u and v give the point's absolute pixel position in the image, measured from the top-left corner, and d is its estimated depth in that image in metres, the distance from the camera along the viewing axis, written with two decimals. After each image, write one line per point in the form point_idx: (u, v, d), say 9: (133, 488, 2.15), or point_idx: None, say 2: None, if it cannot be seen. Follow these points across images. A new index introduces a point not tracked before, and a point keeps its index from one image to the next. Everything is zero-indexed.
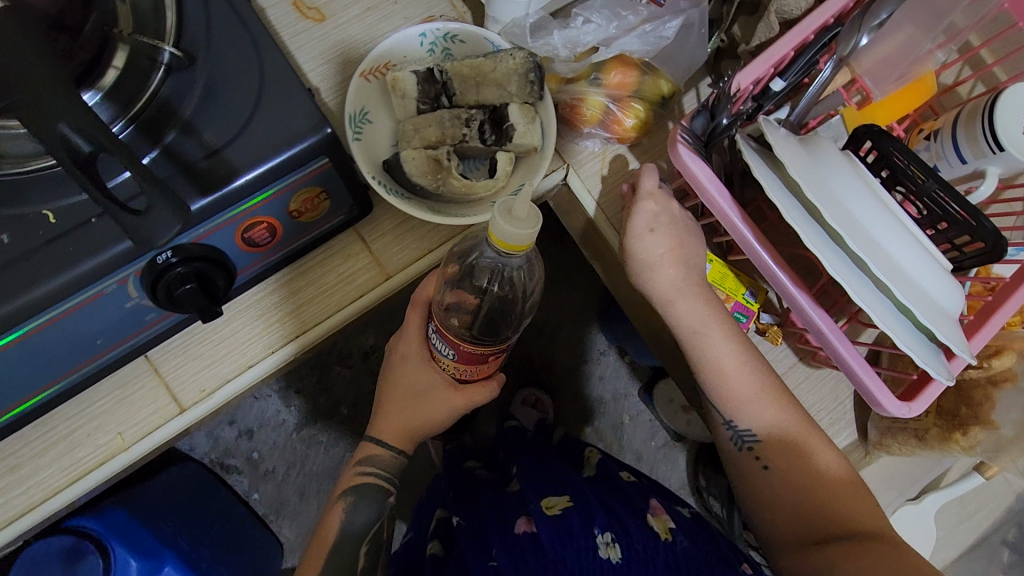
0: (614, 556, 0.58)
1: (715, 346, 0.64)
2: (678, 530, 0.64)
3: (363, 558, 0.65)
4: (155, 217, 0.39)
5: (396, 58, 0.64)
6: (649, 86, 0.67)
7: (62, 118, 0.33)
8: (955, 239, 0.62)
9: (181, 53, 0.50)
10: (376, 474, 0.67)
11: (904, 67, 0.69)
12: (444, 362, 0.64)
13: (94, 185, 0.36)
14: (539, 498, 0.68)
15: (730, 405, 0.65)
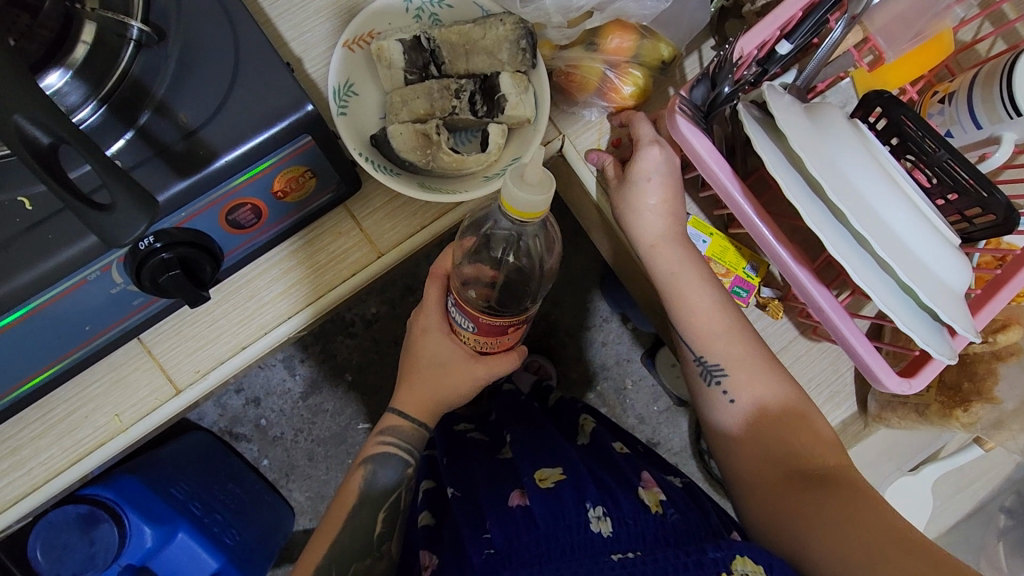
0: (605, 530, 0.56)
1: (695, 292, 0.62)
2: (668, 503, 0.62)
3: (381, 522, 0.63)
4: (120, 213, 0.37)
5: (380, 25, 0.61)
6: (648, 51, 0.64)
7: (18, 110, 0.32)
8: (965, 210, 0.59)
9: (150, 28, 0.47)
10: (397, 444, 0.65)
11: (919, 26, 0.66)
12: (468, 339, 0.61)
13: (55, 180, 0.34)
14: (533, 470, 0.66)
15: (708, 348, 0.63)
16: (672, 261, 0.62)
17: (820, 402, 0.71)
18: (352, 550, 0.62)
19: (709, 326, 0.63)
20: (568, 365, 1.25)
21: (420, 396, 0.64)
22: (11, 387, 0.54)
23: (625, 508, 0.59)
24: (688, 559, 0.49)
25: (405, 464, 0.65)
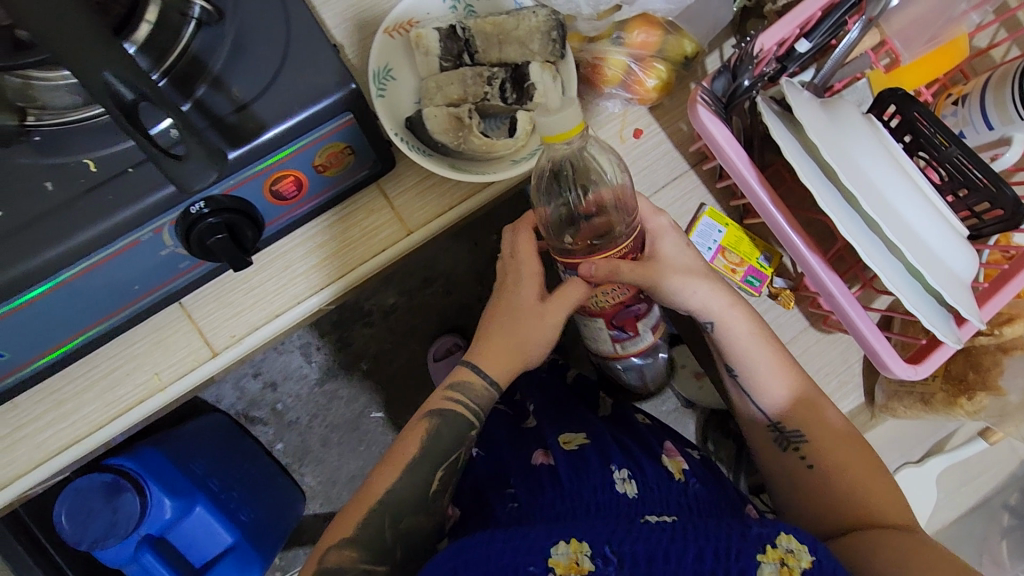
0: (631, 491, 0.63)
1: (750, 359, 0.65)
2: (690, 472, 0.68)
3: (437, 481, 0.64)
4: (190, 163, 0.43)
5: (419, 14, 0.64)
6: (672, 46, 0.67)
7: (106, 67, 0.35)
8: (974, 206, 0.62)
9: (211, 7, 0.51)
10: (460, 401, 0.65)
11: (933, 29, 0.69)
12: (604, 314, 0.62)
13: (141, 133, 0.39)
14: (557, 434, 0.74)
15: (771, 406, 0.65)
16: (729, 325, 0.64)
17: (829, 391, 0.74)
18: (408, 502, 0.62)
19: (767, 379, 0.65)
20: None
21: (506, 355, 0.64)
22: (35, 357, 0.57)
23: (650, 474, 0.66)
24: (732, 531, 0.52)
25: (471, 425, 0.65)
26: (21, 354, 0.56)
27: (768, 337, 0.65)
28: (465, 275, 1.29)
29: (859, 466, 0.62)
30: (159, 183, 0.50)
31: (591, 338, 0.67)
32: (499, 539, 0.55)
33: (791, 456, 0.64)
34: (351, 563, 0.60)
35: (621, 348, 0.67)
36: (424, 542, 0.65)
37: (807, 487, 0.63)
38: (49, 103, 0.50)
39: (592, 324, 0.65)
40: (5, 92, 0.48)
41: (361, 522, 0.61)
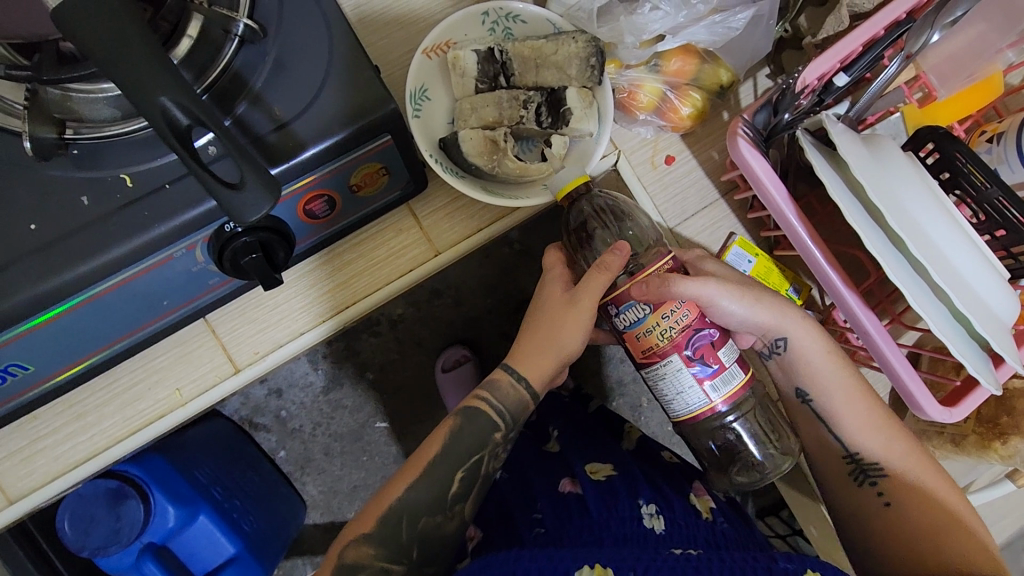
0: (658, 526, 0.63)
1: (831, 387, 0.64)
2: (718, 511, 0.69)
3: (457, 484, 0.59)
4: (249, 193, 0.40)
5: (457, 36, 0.64)
6: (708, 75, 0.67)
7: (164, 93, 0.35)
8: (1011, 246, 0.62)
9: (255, 26, 0.50)
10: (490, 401, 0.61)
11: (972, 68, 0.67)
12: (675, 347, 0.55)
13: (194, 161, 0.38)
14: (584, 464, 0.75)
15: (850, 438, 0.64)
16: (808, 351, 0.63)
17: None
18: (424, 503, 0.58)
19: (845, 412, 0.64)
20: (585, 378, 1.26)
21: (542, 357, 0.61)
22: (52, 373, 0.56)
23: (677, 509, 0.66)
24: (758, 565, 0.51)
25: (495, 427, 0.60)
26: (45, 368, 0.55)
27: (849, 367, 0.64)
28: (474, 286, 1.27)
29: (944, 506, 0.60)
30: (195, 201, 0.49)
31: (677, 396, 0.56)
32: (526, 557, 0.54)
33: (868, 491, 0.63)
34: (369, 560, 0.57)
35: (714, 390, 0.55)
36: (443, 548, 0.59)
37: (884, 527, 0.61)
38: (87, 115, 0.49)
39: (668, 368, 0.55)
40: (44, 105, 0.48)
41: (380, 519, 0.58)
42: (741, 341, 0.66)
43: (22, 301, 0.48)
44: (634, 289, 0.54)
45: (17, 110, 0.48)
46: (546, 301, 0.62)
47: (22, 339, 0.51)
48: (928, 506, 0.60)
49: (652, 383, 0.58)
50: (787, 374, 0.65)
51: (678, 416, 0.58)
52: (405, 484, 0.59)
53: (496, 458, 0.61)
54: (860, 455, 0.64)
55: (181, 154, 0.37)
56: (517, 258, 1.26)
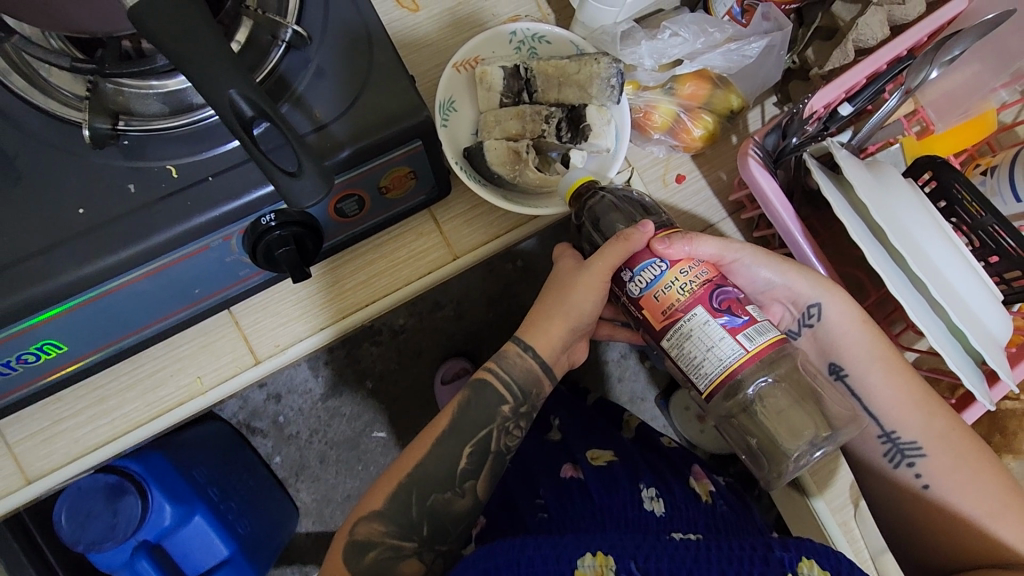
0: (658, 508, 0.73)
1: (866, 361, 0.63)
2: (717, 493, 0.80)
3: (465, 459, 0.61)
4: (305, 181, 0.45)
5: (486, 52, 0.67)
6: (720, 100, 0.71)
7: (233, 86, 0.39)
8: (1005, 272, 0.65)
9: (303, 31, 0.54)
10: (505, 380, 0.62)
11: (968, 104, 0.72)
12: (697, 300, 0.53)
13: (257, 150, 0.42)
14: (585, 451, 0.85)
15: (885, 415, 0.63)
16: (843, 323, 0.63)
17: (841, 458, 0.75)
18: (434, 478, 0.60)
19: (881, 388, 0.63)
20: None
21: (551, 324, 0.61)
22: (84, 351, 0.58)
23: (676, 494, 0.76)
24: (754, 554, 0.52)
25: (501, 399, 0.62)
26: (76, 349, 0.57)
27: (886, 343, 0.64)
28: (477, 300, 1.30)
29: (990, 486, 0.61)
30: (236, 194, 0.52)
31: (707, 355, 0.51)
32: (531, 545, 0.55)
33: (906, 473, 0.63)
34: (380, 536, 0.59)
35: (748, 340, 0.51)
36: (457, 522, 0.61)
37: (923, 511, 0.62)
38: (137, 110, 0.52)
39: (693, 322, 0.52)
40: (101, 99, 0.51)
41: (389, 495, 0.60)
42: (770, 313, 0.67)
43: (66, 281, 0.50)
44: (650, 246, 0.55)
45: (74, 100, 0.51)
46: (560, 274, 0.63)
47: (22, 336, 0.52)
48: (972, 489, 0.61)
49: (677, 354, 0.54)
50: (820, 348, 0.65)
51: (708, 384, 0.52)
52: (415, 474, 0.60)
53: (508, 433, 0.62)
54: (897, 434, 0.63)
55: (247, 144, 0.42)
56: (519, 275, 1.29)
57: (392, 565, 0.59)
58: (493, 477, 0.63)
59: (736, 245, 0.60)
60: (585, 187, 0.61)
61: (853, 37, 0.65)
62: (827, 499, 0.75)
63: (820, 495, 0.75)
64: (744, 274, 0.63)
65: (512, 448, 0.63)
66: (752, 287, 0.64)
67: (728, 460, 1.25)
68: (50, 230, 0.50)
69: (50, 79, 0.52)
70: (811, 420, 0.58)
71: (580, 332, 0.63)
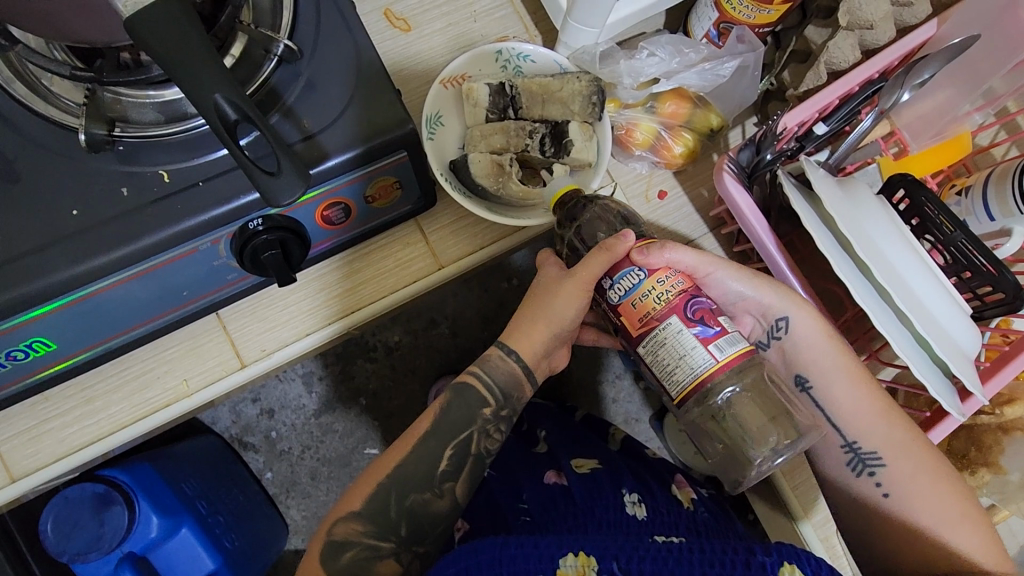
0: (641, 512, 0.74)
1: (833, 374, 0.64)
2: (699, 501, 0.83)
3: (445, 461, 0.62)
4: (284, 181, 0.47)
5: (473, 70, 0.70)
6: (700, 119, 0.73)
7: (217, 90, 0.41)
8: (977, 288, 0.67)
9: (294, 47, 0.56)
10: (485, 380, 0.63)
11: (940, 125, 0.73)
12: (673, 309, 0.54)
13: (239, 150, 0.44)
14: (571, 459, 0.87)
15: (849, 426, 0.65)
16: (811, 338, 0.64)
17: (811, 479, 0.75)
18: (412, 476, 0.61)
19: (844, 399, 0.65)
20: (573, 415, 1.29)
21: (533, 328, 0.63)
22: (73, 348, 0.59)
23: (659, 500, 0.79)
24: (737, 557, 0.52)
25: (484, 402, 0.63)
26: (65, 348, 0.59)
27: (851, 356, 0.65)
28: (471, 318, 1.31)
29: (948, 497, 0.64)
30: (226, 198, 0.54)
31: (680, 363, 0.53)
32: (514, 543, 0.56)
33: (867, 481, 0.65)
34: (358, 535, 0.60)
35: (720, 350, 0.53)
36: (436, 524, 0.62)
37: (885, 521, 0.65)
38: (133, 118, 0.54)
39: (667, 330, 0.53)
40: (99, 106, 0.53)
41: (367, 496, 0.61)
42: (741, 325, 0.67)
43: (60, 278, 0.52)
44: (630, 256, 0.56)
45: (73, 109, 0.54)
46: (541, 282, 0.64)
47: (10, 333, 0.54)
48: (931, 499, 0.63)
49: (652, 361, 0.55)
50: (786, 361, 0.66)
51: (680, 391, 0.53)
52: (395, 477, 0.61)
53: (488, 436, 0.64)
54: (859, 444, 0.65)
55: (229, 145, 0.44)
56: (513, 294, 1.30)
57: (369, 565, 0.60)
58: (473, 479, 0.64)
59: (711, 259, 0.61)
60: (569, 195, 0.64)
61: (826, 60, 0.68)
62: (807, 515, 0.76)
63: (807, 519, 0.75)
64: (715, 286, 0.64)
65: (492, 451, 0.64)
66: (724, 298, 0.65)
67: (723, 482, 1.27)
68: (45, 229, 0.52)
69: (51, 87, 0.54)
70: (773, 429, 0.60)
71: (560, 339, 0.64)
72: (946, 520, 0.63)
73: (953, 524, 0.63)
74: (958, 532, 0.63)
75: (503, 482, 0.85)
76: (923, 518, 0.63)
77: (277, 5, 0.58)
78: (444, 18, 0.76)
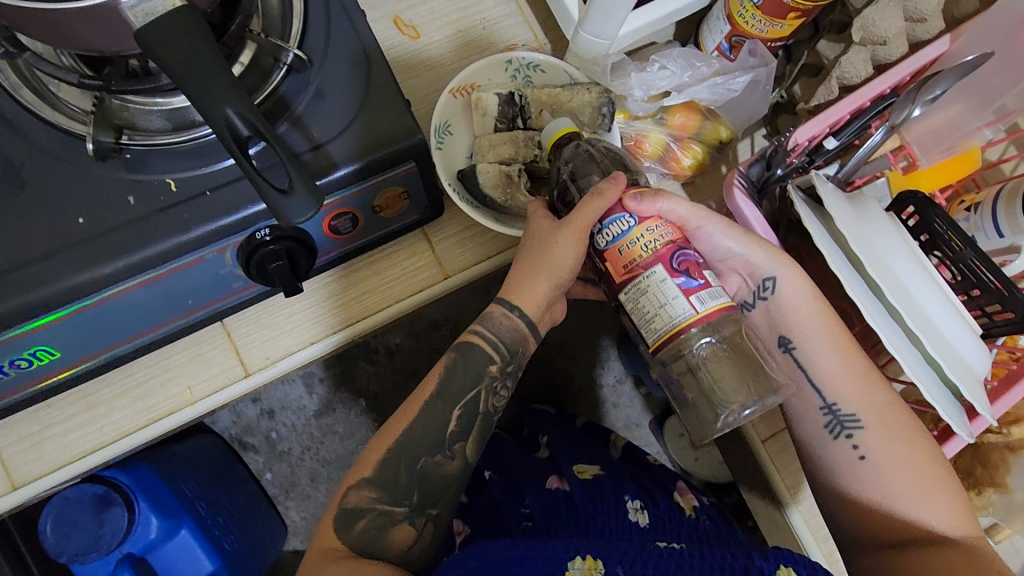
0: (643, 519, 0.73)
1: (815, 333, 0.63)
2: (700, 509, 0.83)
3: (451, 471, 0.61)
4: (296, 198, 0.47)
5: (482, 79, 0.70)
6: (709, 131, 0.72)
7: (228, 104, 0.41)
8: (986, 306, 0.66)
9: (303, 56, 0.56)
10: (493, 385, 0.63)
11: (951, 140, 0.73)
12: (659, 259, 0.54)
13: (251, 165, 0.44)
14: (573, 464, 0.86)
15: (829, 387, 0.63)
16: (796, 297, 0.64)
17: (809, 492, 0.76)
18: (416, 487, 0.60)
19: (827, 362, 0.63)
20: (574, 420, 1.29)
21: (534, 282, 0.60)
22: (76, 356, 0.59)
23: (660, 507, 0.77)
24: (735, 563, 0.54)
25: (490, 359, 0.61)
26: (68, 356, 0.58)
27: (837, 320, 0.64)
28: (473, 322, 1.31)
29: (927, 465, 0.61)
30: (233, 208, 0.53)
31: (660, 311, 0.53)
32: (521, 545, 0.55)
33: (844, 444, 0.63)
34: (370, 502, 0.59)
35: (700, 302, 0.53)
36: (447, 487, 0.61)
37: (856, 483, 0.63)
38: (141, 126, 0.54)
39: (651, 279, 0.54)
40: (107, 114, 0.53)
41: (378, 464, 0.59)
42: (727, 284, 0.67)
43: (65, 286, 0.51)
44: (623, 202, 0.56)
45: (80, 115, 0.53)
46: (534, 231, 0.61)
47: (14, 342, 0.53)
48: (906, 466, 0.61)
49: (632, 309, 0.55)
50: (770, 321, 0.66)
51: (656, 339, 0.54)
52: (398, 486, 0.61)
53: (495, 394, 0.62)
54: (838, 406, 0.63)
55: (239, 159, 0.43)
56: None
57: (382, 531, 0.58)
58: (482, 438, 0.63)
59: (701, 212, 0.61)
60: (564, 138, 0.62)
61: (837, 74, 0.67)
62: (810, 529, 0.76)
63: (795, 506, 0.75)
64: (705, 241, 0.63)
65: (498, 410, 0.63)
66: (712, 254, 0.65)
67: (723, 489, 1.27)
68: (52, 237, 0.52)
69: (59, 94, 0.54)
70: (745, 381, 0.60)
71: (562, 290, 0.61)
72: (920, 487, 0.61)
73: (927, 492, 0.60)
74: (930, 504, 0.60)
75: (505, 489, 0.85)
76: (896, 483, 0.61)
77: (286, 13, 0.58)
78: (454, 26, 0.75)
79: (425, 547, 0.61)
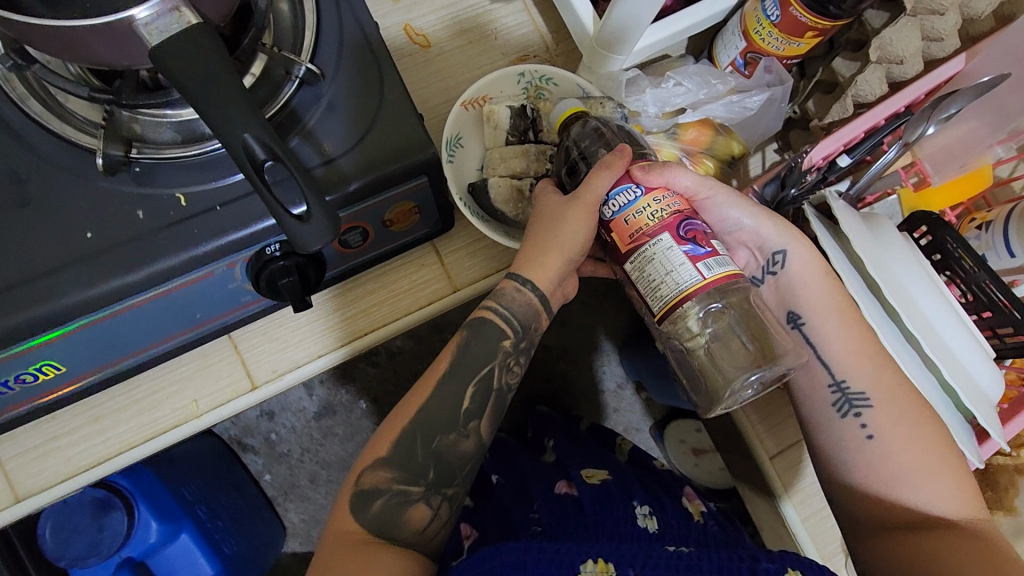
0: (652, 525, 0.72)
1: (824, 307, 0.61)
2: (709, 515, 0.83)
3: (459, 485, 0.61)
4: (313, 225, 0.46)
5: (494, 92, 0.69)
6: (721, 146, 0.71)
7: (246, 128, 0.41)
8: (998, 328, 0.66)
9: (316, 69, 0.55)
10: (504, 399, 0.62)
11: (965, 158, 0.72)
12: (665, 227, 0.53)
13: (267, 189, 0.43)
14: (581, 469, 0.86)
15: (838, 362, 0.61)
16: (806, 272, 0.62)
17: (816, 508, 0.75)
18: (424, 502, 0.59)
19: (837, 337, 0.61)
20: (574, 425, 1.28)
21: (547, 257, 0.59)
22: (81, 369, 0.58)
23: (669, 514, 0.77)
24: (741, 565, 0.53)
25: (502, 333, 0.60)
26: (74, 369, 0.58)
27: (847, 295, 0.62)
28: None
29: (938, 445, 0.58)
30: (243, 223, 0.52)
31: (666, 278, 0.52)
32: (536, 549, 0.55)
33: (852, 422, 0.60)
34: (386, 483, 0.58)
35: (707, 269, 0.52)
36: (462, 466, 0.60)
37: (863, 463, 0.59)
38: (150, 138, 0.53)
39: (657, 247, 0.52)
40: (115, 126, 0.52)
41: (394, 441, 0.59)
42: (736, 259, 0.66)
43: (71, 302, 0.50)
44: (630, 173, 0.56)
45: (89, 127, 0.52)
46: (543, 208, 0.61)
47: (19, 357, 0.52)
48: (914, 445, 0.58)
49: (637, 278, 0.54)
50: (781, 297, 0.64)
51: (662, 307, 0.52)
52: None
53: (508, 370, 0.61)
54: (847, 383, 0.60)
55: (254, 181, 0.42)
56: None
57: (396, 511, 0.57)
58: (497, 415, 0.62)
59: (711, 183, 0.60)
60: (573, 117, 0.63)
61: (852, 93, 0.67)
62: (817, 547, 0.75)
63: (790, 500, 0.74)
64: (714, 213, 0.63)
65: (512, 387, 0.62)
66: (722, 227, 0.64)
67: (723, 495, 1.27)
68: (59, 252, 0.51)
69: (67, 105, 0.53)
70: (749, 350, 0.59)
71: (574, 264, 0.61)
72: (929, 468, 0.57)
73: (935, 473, 0.57)
74: (939, 485, 0.56)
75: (509, 497, 0.84)
76: (903, 463, 0.57)
77: (298, 24, 0.57)
78: (464, 35, 0.74)
79: (442, 526, 0.59)
